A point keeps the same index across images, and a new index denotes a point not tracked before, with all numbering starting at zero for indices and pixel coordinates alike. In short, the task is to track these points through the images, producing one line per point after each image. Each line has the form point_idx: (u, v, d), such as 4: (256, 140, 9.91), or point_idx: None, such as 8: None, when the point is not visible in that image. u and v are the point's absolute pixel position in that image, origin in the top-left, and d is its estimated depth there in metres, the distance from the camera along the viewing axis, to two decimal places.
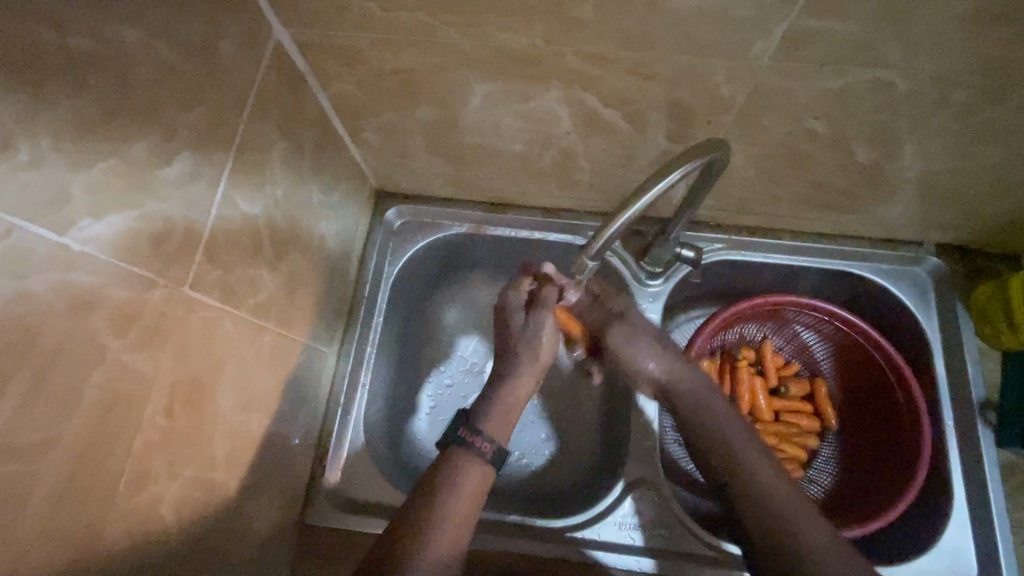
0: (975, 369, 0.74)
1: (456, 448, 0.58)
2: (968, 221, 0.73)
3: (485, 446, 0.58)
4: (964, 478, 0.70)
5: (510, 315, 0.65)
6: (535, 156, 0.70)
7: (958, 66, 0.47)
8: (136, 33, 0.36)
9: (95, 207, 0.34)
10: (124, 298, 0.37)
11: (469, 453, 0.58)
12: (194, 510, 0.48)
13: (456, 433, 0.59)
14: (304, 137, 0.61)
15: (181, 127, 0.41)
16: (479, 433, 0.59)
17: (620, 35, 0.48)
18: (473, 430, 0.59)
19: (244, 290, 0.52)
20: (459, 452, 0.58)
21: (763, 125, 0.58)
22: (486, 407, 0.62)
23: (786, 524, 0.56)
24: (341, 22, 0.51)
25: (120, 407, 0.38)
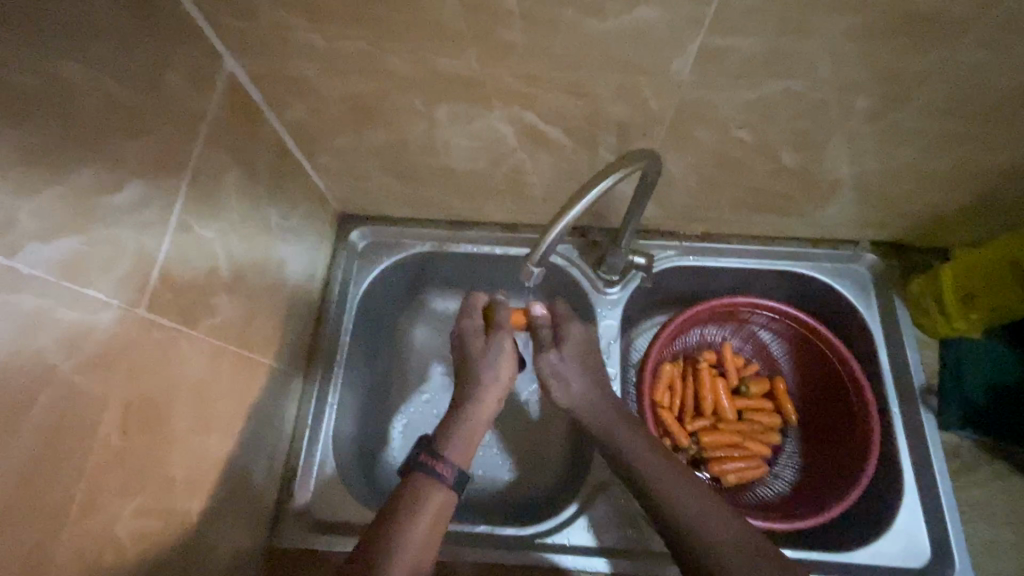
0: (914, 357, 0.78)
1: (418, 473, 0.60)
2: (896, 218, 0.78)
3: (447, 469, 0.60)
4: (912, 462, 0.73)
5: (467, 342, 0.70)
6: (487, 173, 0.73)
7: (857, 74, 0.52)
8: (83, 67, 0.38)
9: (43, 232, 0.36)
10: (73, 319, 0.38)
11: (432, 480, 0.59)
12: (151, 533, 0.48)
13: (419, 457, 0.61)
14: (260, 163, 0.63)
15: (130, 155, 0.43)
16: (443, 459, 0.60)
17: (550, 58, 0.52)
18: (435, 455, 0.61)
19: (202, 311, 0.53)
20: (421, 474, 0.59)
21: (695, 137, 0.62)
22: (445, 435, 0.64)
23: (693, 538, 0.58)
24: (288, 53, 0.54)
25: (68, 427, 0.38)
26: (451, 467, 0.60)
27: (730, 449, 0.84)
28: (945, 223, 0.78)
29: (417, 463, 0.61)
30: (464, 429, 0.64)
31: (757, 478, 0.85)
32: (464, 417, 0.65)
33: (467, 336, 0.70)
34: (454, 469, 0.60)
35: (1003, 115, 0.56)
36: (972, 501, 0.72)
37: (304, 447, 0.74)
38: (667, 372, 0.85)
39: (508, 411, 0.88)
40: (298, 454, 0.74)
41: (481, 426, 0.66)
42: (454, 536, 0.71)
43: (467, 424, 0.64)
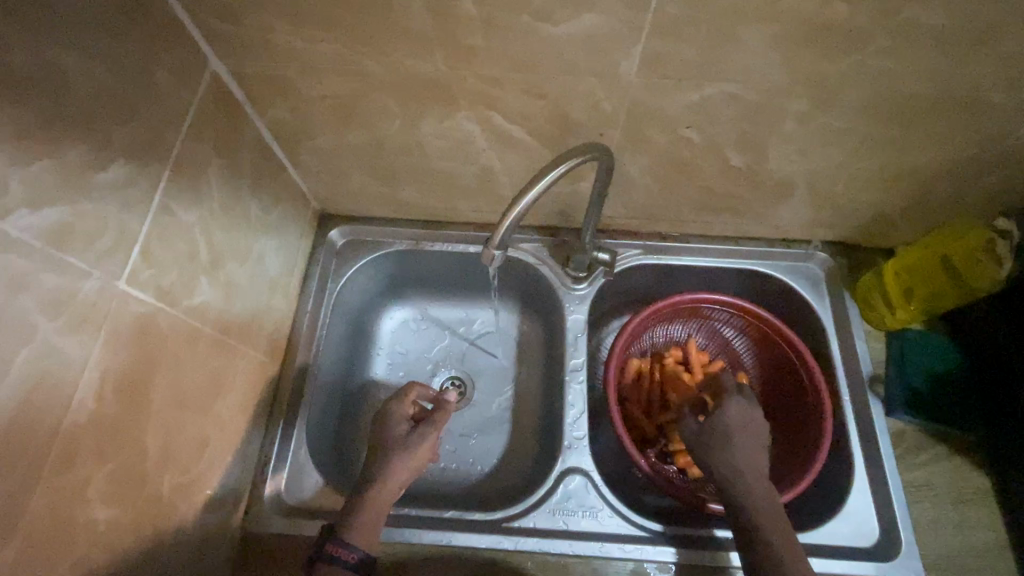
0: (863, 348, 0.83)
1: (324, 564, 0.62)
2: (842, 218, 0.83)
3: (353, 555, 0.63)
4: (862, 447, 0.77)
5: (389, 424, 0.72)
6: (459, 172, 0.77)
7: (787, 78, 0.57)
8: (73, 55, 0.42)
9: (31, 200, 0.39)
10: (56, 285, 0.41)
11: (337, 567, 0.62)
12: (125, 500, 0.50)
13: (326, 547, 0.63)
14: (241, 158, 0.67)
15: (116, 138, 0.46)
16: (350, 547, 0.63)
17: (509, 61, 0.57)
18: (341, 543, 0.63)
19: (181, 292, 0.56)
20: (326, 563, 0.62)
21: (649, 137, 0.67)
22: (351, 517, 0.65)
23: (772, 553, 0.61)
24: (269, 53, 0.58)
25: (47, 386, 0.41)
26: (357, 552, 0.63)
27: None
28: (888, 222, 0.83)
29: (323, 554, 0.63)
30: (370, 509, 0.66)
31: None
32: (373, 497, 0.66)
33: (392, 416, 0.73)
34: (359, 552, 0.63)
35: (922, 116, 0.62)
36: (918, 482, 0.75)
37: (278, 437, 0.76)
38: (632, 364, 0.91)
39: (481, 405, 0.91)
40: (273, 442, 0.76)
41: (384, 507, 0.67)
42: (422, 521, 0.73)
43: (374, 505, 0.66)
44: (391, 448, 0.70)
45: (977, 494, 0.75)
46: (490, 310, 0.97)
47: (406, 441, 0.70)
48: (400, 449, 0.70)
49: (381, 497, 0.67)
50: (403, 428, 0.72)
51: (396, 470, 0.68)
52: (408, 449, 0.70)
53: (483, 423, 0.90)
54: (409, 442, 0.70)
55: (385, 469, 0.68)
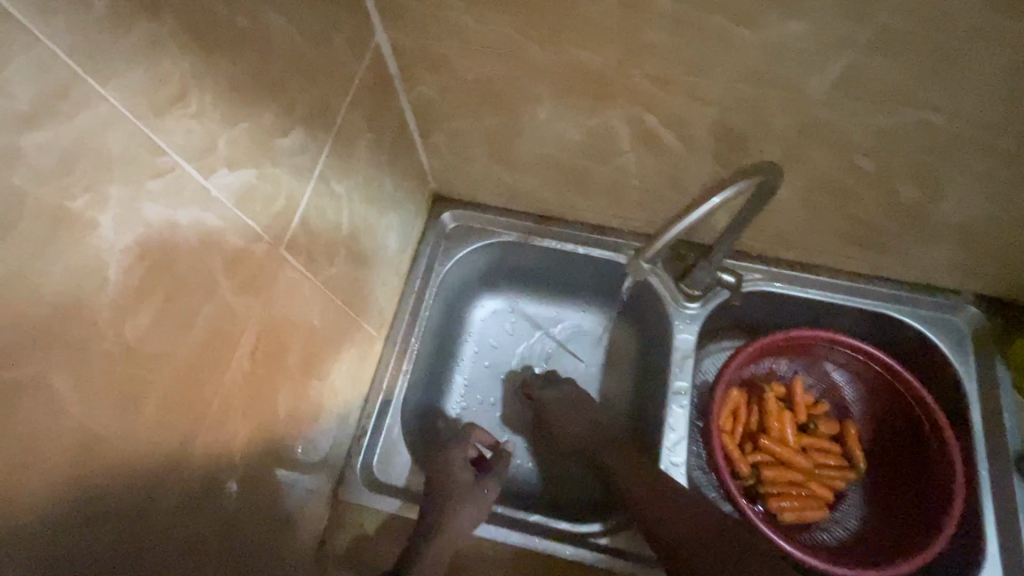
0: (1010, 420, 0.74)
1: None
2: (1007, 272, 0.74)
3: None
4: (995, 529, 0.70)
5: (452, 469, 0.74)
6: (591, 171, 0.75)
7: (1007, 113, 0.50)
8: (281, 18, 0.42)
9: (231, 160, 0.39)
10: (238, 245, 0.42)
11: None
12: (257, 455, 0.52)
13: None
14: (386, 132, 0.67)
15: (299, 105, 0.46)
16: None
17: (690, 62, 0.53)
18: None
19: (323, 261, 0.57)
20: None
21: (814, 159, 0.62)
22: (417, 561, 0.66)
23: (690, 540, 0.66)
24: (438, 32, 0.57)
25: (219, 341, 0.42)
26: None
27: (788, 486, 0.84)
28: None
29: None
30: (435, 553, 0.66)
31: (814, 521, 0.85)
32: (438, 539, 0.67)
33: (455, 463, 0.74)
34: None
35: None
36: None
37: (374, 412, 0.77)
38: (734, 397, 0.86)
39: None
40: (370, 416, 0.77)
41: (448, 550, 0.67)
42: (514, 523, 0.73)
43: (439, 549, 0.67)
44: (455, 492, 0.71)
45: None
46: (585, 315, 0.97)
47: (467, 489, 0.72)
48: (462, 497, 0.71)
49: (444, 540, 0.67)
50: (466, 474, 0.74)
51: (458, 514, 0.69)
52: (471, 497, 0.72)
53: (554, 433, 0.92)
54: (472, 491, 0.72)
55: (448, 512, 0.69)
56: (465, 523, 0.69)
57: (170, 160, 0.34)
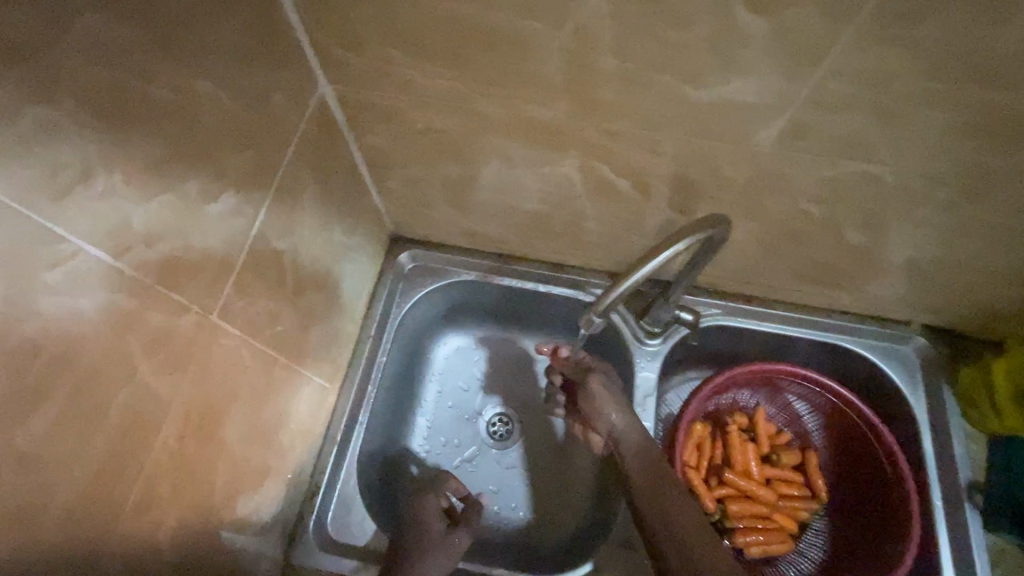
0: (962, 450, 0.75)
1: None
2: (953, 306, 0.76)
3: None
4: (954, 560, 0.70)
5: (427, 514, 0.72)
6: (548, 216, 0.74)
7: (944, 169, 0.51)
8: (207, 85, 0.40)
9: (150, 236, 0.37)
10: (160, 324, 0.39)
11: None
12: (189, 538, 0.48)
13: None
14: (334, 181, 0.64)
15: (230, 169, 0.44)
16: None
17: (639, 117, 0.52)
18: None
19: (264, 321, 0.54)
20: None
21: (764, 207, 0.62)
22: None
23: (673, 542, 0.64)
24: (383, 85, 0.55)
25: (138, 428, 0.39)
26: None
27: (754, 520, 0.84)
28: (1006, 314, 0.75)
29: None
30: None
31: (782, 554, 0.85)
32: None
33: (429, 509, 0.73)
34: None
35: None
36: None
37: (329, 467, 0.74)
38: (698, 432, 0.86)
39: (529, 448, 0.91)
40: (323, 473, 0.73)
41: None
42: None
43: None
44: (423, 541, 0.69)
45: None
46: (549, 350, 0.95)
47: (435, 539, 0.70)
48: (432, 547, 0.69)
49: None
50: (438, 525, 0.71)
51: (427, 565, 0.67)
52: (439, 546, 0.70)
53: (518, 475, 0.90)
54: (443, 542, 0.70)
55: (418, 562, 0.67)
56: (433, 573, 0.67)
57: (73, 247, 0.31)
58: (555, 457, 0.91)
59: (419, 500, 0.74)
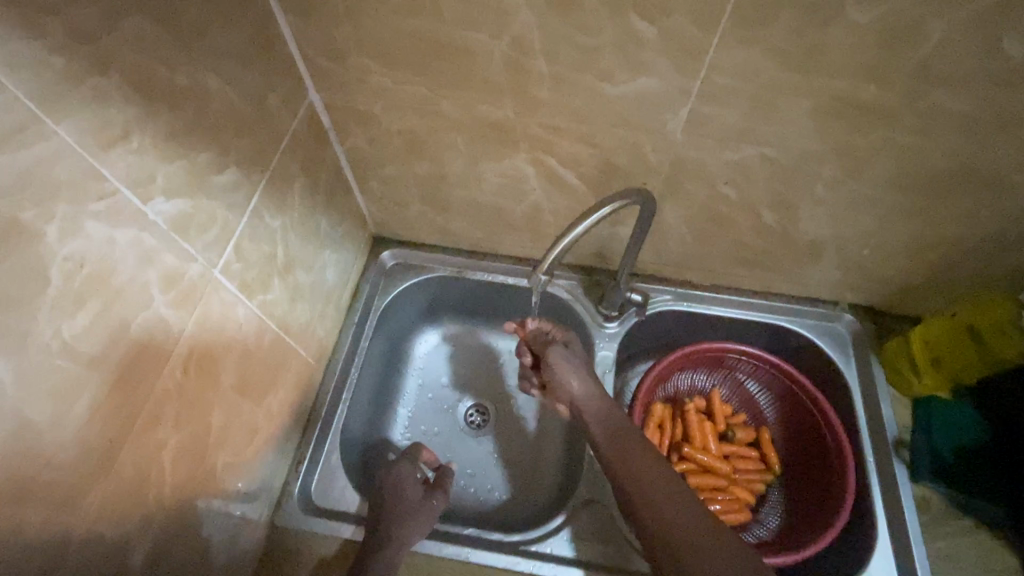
0: (889, 412, 0.83)
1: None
2: (871, 284, 0.85)
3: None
4: (886, 510, 0.76)
5: (406, 481, 0.78)
6: (509, 210, 0.84)
7: (823, 146, 0.61)
8: (217, 79, 0.50)
9: (168, 191, 0.46)
10: (173, 265, 0.48)
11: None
12: (187, 469, 0.55)
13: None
14: (321, 177, 0.75)
15: (232, 149, 0.54)
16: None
17: (571, 113, 0.63)
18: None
19: (257, 287, 0.63)
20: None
21: (688, 192, 0.72)
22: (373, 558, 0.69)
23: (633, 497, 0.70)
24: (361, 91, 0.67)
25: (152, 349, 0.47)
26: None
27: (712, 491, 0.88)
28: (918, 290, 0.84)
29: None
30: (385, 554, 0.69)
31: (740, 524, 0.89)
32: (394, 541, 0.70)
33: (406, 478, 0.78)
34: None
35: (950, 191, 0.64)
36: (942, 552, 0.74)
37: (314, 439, 0.81)
38: (658, 410, 0.91)
39: (503, 432, 0.97)
40: (309, 444, 0.80)
41: (397, 549, 0.70)
42: (467, 539, 0.76)
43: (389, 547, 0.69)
44: (403, 503, 0.75)
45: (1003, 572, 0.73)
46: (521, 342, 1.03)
47: (415, 502, 0.76)
48: (410, 509, 0.74)
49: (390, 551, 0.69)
50: (418, 491, 0.77)
51: (407, 522, 0.73)
52: (419, 508, 0.75)
53: (493, 457, 0.95)
54: (424, 505, 0.76)
55: (399, 519, 0.73)
56: (414, 529, 0.72)
57: (113, 187, 0.41)
58: (527, 438, 0.96)
59: (397, 468, 0.79)
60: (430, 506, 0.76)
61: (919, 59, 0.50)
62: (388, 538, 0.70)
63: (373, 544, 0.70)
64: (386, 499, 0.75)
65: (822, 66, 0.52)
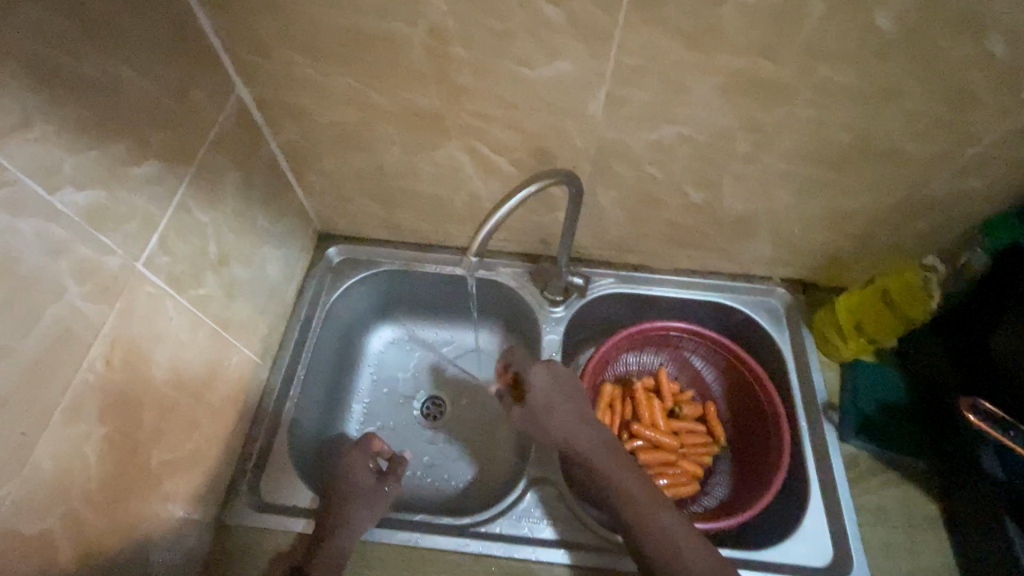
0: (819, 377, 0.87)
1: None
2: (799, 257, 0.89)
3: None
4: (818, 470, 0.80)
5: (359, 469, 0.78)
6: (449, 200, 0.85)
7: (733, 123, 0.64)
8: (131, 72, 0.51)
9: (78, 181, 0.46)
10: (87, 256, 0.48)
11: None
12: (116, 465, 0.54)
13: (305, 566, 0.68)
14: (255, 172, 0.74)
15: (152, 141, 0.54)
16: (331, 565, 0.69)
17: (494, 98, 0.65)
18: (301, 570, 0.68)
19: (188, 281, 0.63)
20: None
21: (617, 174, 0.75)
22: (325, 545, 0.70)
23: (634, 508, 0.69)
24: (288, 83, 0.67)
25: (65, 342, 0.47)
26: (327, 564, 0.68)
27: (662, 466, 0.90)
28: (842, 261, 0.89)
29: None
30: (341, 539, 0.70)
31: (691, 497, 0.91)
32: (347, 528, 0.71)
33: (359, 466, 0.78)
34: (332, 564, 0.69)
35: (855, 161, 0.68)
36: (869, 506, 0.78)
37: (261, 436, 0.80)
38: (608, 391, 0.92)
39: (460, 422, 0.97)
40: (256, 443, 0.80)
41: (351, 534, 0.71)
42: (415, 525, 0.77)
43: (342, 533, 0.71)
44: (354, 491, 0.75)
45: (927, 519, 0.76)
46: (476, 334, 1.04)
47: (367, 489, 0.76)
48: (363, 496, 0.75)
49: (344, 536, 0.71)
50: (371, 478, 0.77)
51: (361, 508, 0.74)
52: (371, 494, 0.75)
53: (449, 447, 0.95)
54: (377, 491, 0.76)
55: (351, 507, 0.73)
56: (367, 514, 0.73)
57: (13, 176, 0.41)
58: (483, 427, 0.97)
59: (349, 455, 0.79)
60: (380, 491, 0.77)
61: (805, 36, 0.54)
62: (341, 526, 0.71)
63: (324, 531, 0.71)
64: (339, 487, 0.76)
65: (720, 44, 0.56)
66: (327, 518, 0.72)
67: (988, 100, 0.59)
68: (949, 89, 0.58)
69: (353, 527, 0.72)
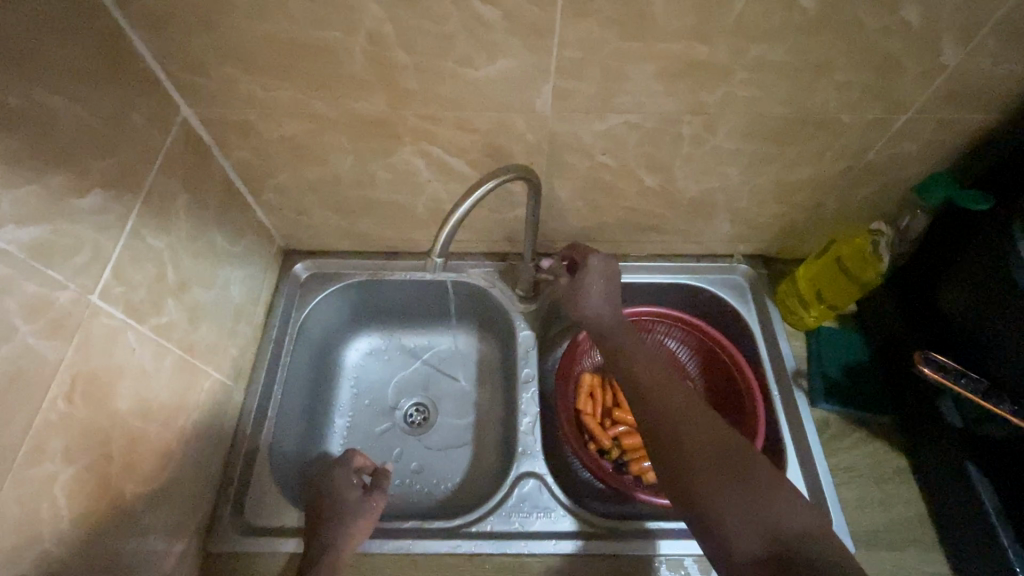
0: (786, 347, 0.90)
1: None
2: (757, 232, 0.92)
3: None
4: (792, 437, 0.83)
5: (343, 487, 0.77)
6: (410, 205, 0.85)
7: (676, 107, 0.66)
8: (63, 102, 0.50)
9: (19, 217, 0.46)
10: (35, 293, 0.47)
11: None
12: (88, 500, 0.53)
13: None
14: (209, 193, 0.73)
15: (93, 170, 0.53)
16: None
17: (442, 100, 0.66)
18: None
19: (148, 309, 0.62)
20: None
21: (571, 166, 0.76)
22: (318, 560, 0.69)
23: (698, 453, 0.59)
24: (232, 101, 0.67)
25: (21, 381, 0.46)
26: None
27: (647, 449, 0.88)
28: (798, 233, 0.92)
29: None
30: (334, 552, 0.70)
31: None
32: (338, 541, 0.71)
33: (342, 483, 0.77)
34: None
35: (796, 135, 0.71)
36: (842, 465, 0.80)
37: (241, 459, 0.79)
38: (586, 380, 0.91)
39: (443, 425, 0.97)
40: (236, 469, 0.79)
41: (342, 546, 0.71)
42: (406, 532, 0.77)
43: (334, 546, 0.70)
44: (343, 508, 0.75)
45: (896, 472, 0.80)
46: (453, 337, 1.04)
47: (355, 504, 0.75)
48: (352, 509, 0.75)
49: (336, 549, 0.70)
50: (357, 493, 0.77)
51: (351, 522, 0.73)
52: (360, 508, 0.75)
53: (436, 450, 0.95)
54: (364, 506, 0.75)
55: (342, 521, 0.73)
56: (357, 527, 0.73)
57: None
58: (468, 428, 0.97)
59: (333, 473, 0.78)
60: (368, 503, 0.76)
61: (732, 18, 0.56)
62: (333, 539, 0.71)
63: (318, 546, 0.71)
64: (329, 504, 0.75)
65: (652, 31, 0.57)
66: (319, 532, 0.72)
67: (911, 66, 0.62)
68: (873, 58, 0.61)
69: (344, 538, 0.71)
